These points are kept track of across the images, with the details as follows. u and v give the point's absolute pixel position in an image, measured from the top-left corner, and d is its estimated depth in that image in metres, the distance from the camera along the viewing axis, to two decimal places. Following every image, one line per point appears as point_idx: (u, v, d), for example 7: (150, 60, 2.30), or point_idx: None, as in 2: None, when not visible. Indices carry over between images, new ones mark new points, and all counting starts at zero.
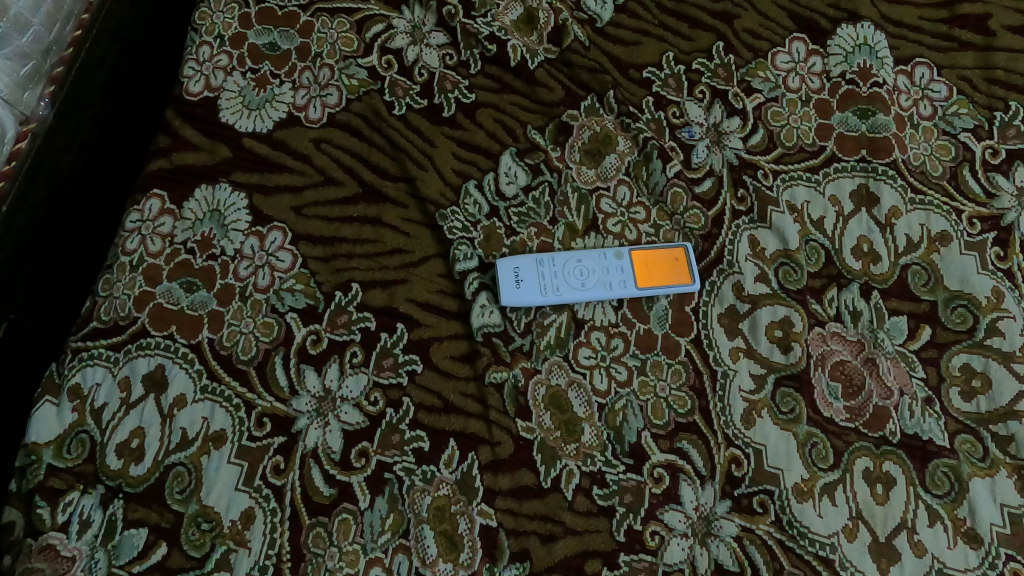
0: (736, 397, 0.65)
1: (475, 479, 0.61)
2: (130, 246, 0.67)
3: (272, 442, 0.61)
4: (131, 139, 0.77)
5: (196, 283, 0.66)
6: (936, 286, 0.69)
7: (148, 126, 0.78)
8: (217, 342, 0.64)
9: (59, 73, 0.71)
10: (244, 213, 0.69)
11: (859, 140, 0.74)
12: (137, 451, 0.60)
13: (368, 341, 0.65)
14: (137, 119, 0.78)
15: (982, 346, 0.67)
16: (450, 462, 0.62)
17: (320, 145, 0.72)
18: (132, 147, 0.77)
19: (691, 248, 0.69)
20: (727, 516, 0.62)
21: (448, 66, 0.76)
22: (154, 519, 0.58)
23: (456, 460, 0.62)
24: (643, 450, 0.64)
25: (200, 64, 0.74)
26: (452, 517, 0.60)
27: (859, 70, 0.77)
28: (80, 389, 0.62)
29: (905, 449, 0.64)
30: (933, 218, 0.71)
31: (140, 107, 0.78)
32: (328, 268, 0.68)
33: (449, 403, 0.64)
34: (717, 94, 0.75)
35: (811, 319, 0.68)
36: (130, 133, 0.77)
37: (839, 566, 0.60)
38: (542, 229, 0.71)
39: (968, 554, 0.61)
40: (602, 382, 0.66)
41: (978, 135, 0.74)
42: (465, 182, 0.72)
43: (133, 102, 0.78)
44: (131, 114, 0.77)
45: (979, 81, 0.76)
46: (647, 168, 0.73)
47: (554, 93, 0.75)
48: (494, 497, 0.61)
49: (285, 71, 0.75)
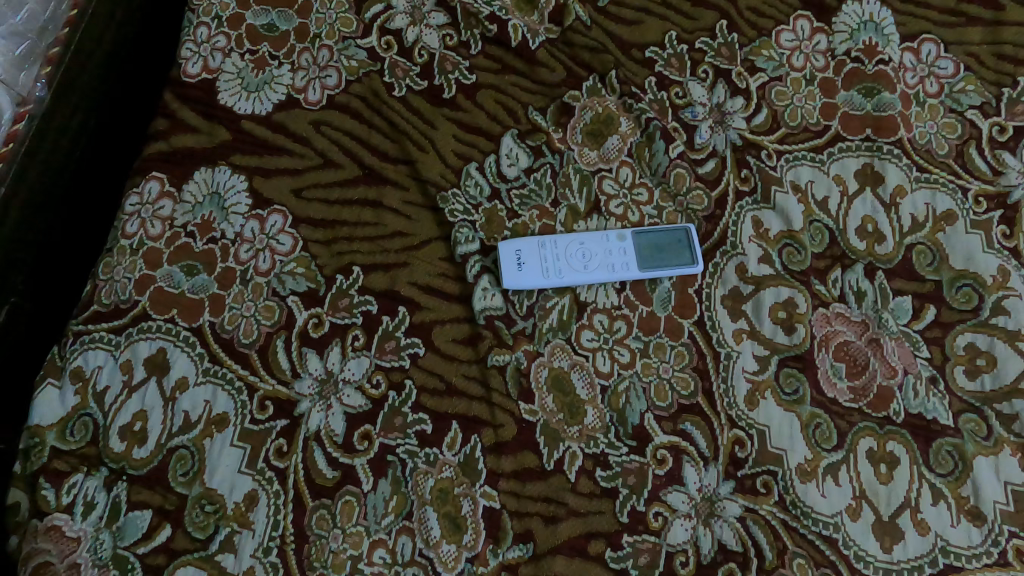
0: (739, 378, 0.65)
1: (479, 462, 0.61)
2: (130, 229, 0.66)
3: (274, 425, 0.61)
4: (131, 123, 0.77)
5: (197, 267, 0.66)
6: (940, 266, 0.68)
7: (147, 108, 0.78)
8: (218, 325, 0.64)
9: (61, 41, 0.71)
10: (244, 196, 0.68)
11: (864, 119, 0.73)
12: (140, 434, 0.60)
13: (369, 324, 0.65)
14: (138, 103, 0.78)
15: (987, 326, 0.66)
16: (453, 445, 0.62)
17: (320, 127, 0.71)
18: (132, 131, 0.77)
19: (694, 230, 0.69)
20: (730, 497, 0.62)
21: (448, 47, 0.75)
22: (157, 501, 0.58)
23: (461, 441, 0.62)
24: (646, 432, 0.63)
25: (197, 45, 0.73)
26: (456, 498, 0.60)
27: (864, 48, 0.76)
28: (82, 372, 0.61)
29: (909, 429, 0.64)
30: (939, 197, 0.71)
31: (141, 91, 0.79)
32: (328, 251, 0.67)
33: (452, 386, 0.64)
34: (720, 74, 0.75)
35: (815, 300, 0.67)
36: (130, 117, 0.78)
37: (843, 545, 0.60)
38: (544, 211, 0.70)
39: (971, 532, 0.61)
40: (605, 364, 0.65)
41: (985, 112, 0.73)
42: (466, 164, 0.71)
43: (134, 85, 0.78)
44: (132, 97, 0.78)
45: (986, 58, 0.75)
46: (650, 149, 0.72)
47: (555, 73, 0.75)
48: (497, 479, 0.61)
49: (283, 53, 0.74)
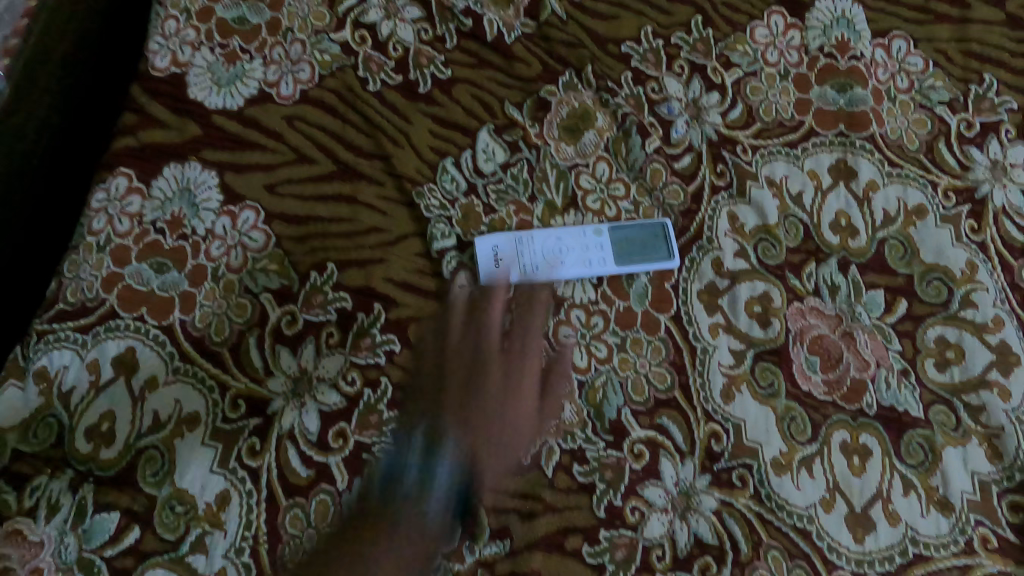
0: (716, 372, 0.65)
1: (454, 364, 0.59)
2: (96, 225, 0.64)
3: (247, 424, 0.60)
4: (104, 109, 0.74)
5: (167, 264, 0.64)
6: (912, 259, 0.69)
7: (118, 93, 0.75)
8: (189, 324, 0.63)
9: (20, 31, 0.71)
10: (216, 191, 0.67)
11: (837, 115, 0.74)
12: (107, 434, 0.59)
13: (344, 321, 0.64)
14: (111, 87, 0.75)
15: (956, 318, 0.67)
16: (427, 390, 0.60)
17: (292, 122, 0.70)
18: (105, 115, 0.74)
19: (671, 225, 0.69)
20: (706, 491, 0.62)
21: (423, 41, 0.74)
22: (126, 503, 0.57)
23: (434, 388, 0.59)
24: (623, 427, 0.63)
25: (166, 38, 0.71)
26: (435, 415, 0.58)
27: (836, 43, 0.76)
28: (46, 372, 0.60)
29: (882, 421, 0.64)
30: (910, 191, 0.71)
31: (113, 76, 0.76)
32: (302, 247, 0.66)
33: (429, 352, 0.61)
34: (695, 69, 0.75)
35: (790, 294, 0.68)
36: (103, 103, 0.74)
37: (817, 537, 0.61)
38: (521, 207, 0.70)
39: (940, 522, 0.62)
40: (582, 359, 0.65)
41: (953, 108, 0.74)
42: (442, 159, 0.70)
43: (105, 72, 0.75)
44: (103, 83, 0.75)
45: (954, 54, 0.76)
46: (626, 144, 0.72)
47: (531, 68, 0.74)
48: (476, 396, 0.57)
49: (255, 47, 0.72)
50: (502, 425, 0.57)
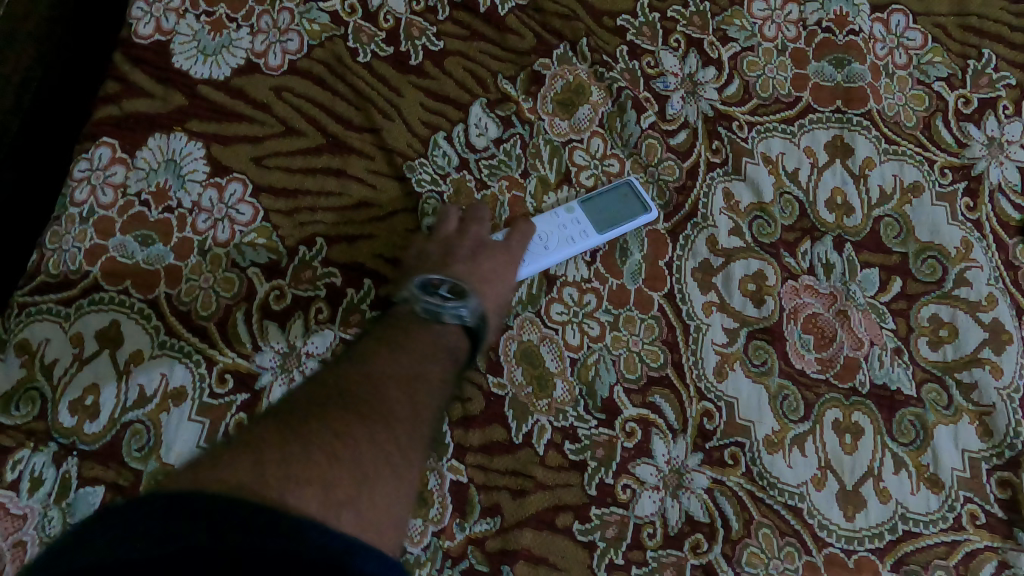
0: (709, 351, 0.65)
1: (460, 253, 0.61)
2: (79, 196, 0.63)
3: (234, 399, 0.60)
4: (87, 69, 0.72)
5: (152, 236, 0.63)
6: (907, 238, 0.69)
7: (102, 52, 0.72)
8: (175, 297, 0.62)
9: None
10: (202, 163, 0.65)
11: (834, 91, 0.73)
12: (92, 408, 0.58)
13: (333, 296, 0.63)
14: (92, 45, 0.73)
15: (950, 297, 0.67)
16: (429, 260, 0.61)
17: (280, 93, 0.68)
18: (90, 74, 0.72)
19: (636, 180, 0.68)
20: (698, 469, 0.62)
21: (415, 12, 0.72)
22: (111, 477, 0.56)
23: (438, 255, 0.61)
24: (616, 405, 0.63)
25: (149, 5, 0.69)
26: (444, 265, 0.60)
27: (835, 18, 0.75)
28: (28, 345, 0.58)
29: (875, 399, 0.65)
30: (906, 168, 0.71)
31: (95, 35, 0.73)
32: (291, 221, 0.65)
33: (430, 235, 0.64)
34: (692, 43, 0.74)
35: (784, 272, 0.67)
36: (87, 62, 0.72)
37: (808, 514, 0.61)
38: (514, 182, 0.69)
39: (929, 499, 0.62)
40: (574, 337, 0.65)
41: (951, 84, 0.74)
42: (434, 133, 0.69)
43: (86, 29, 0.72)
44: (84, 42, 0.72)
45: (952, 29, 0.75)
46: (621, 119, 0.71)
47: (525, 41, 0.72)
48: (478, 261, 0.61)
49: (242, 16, 0.70)
50: (498, 292, 0.60)
